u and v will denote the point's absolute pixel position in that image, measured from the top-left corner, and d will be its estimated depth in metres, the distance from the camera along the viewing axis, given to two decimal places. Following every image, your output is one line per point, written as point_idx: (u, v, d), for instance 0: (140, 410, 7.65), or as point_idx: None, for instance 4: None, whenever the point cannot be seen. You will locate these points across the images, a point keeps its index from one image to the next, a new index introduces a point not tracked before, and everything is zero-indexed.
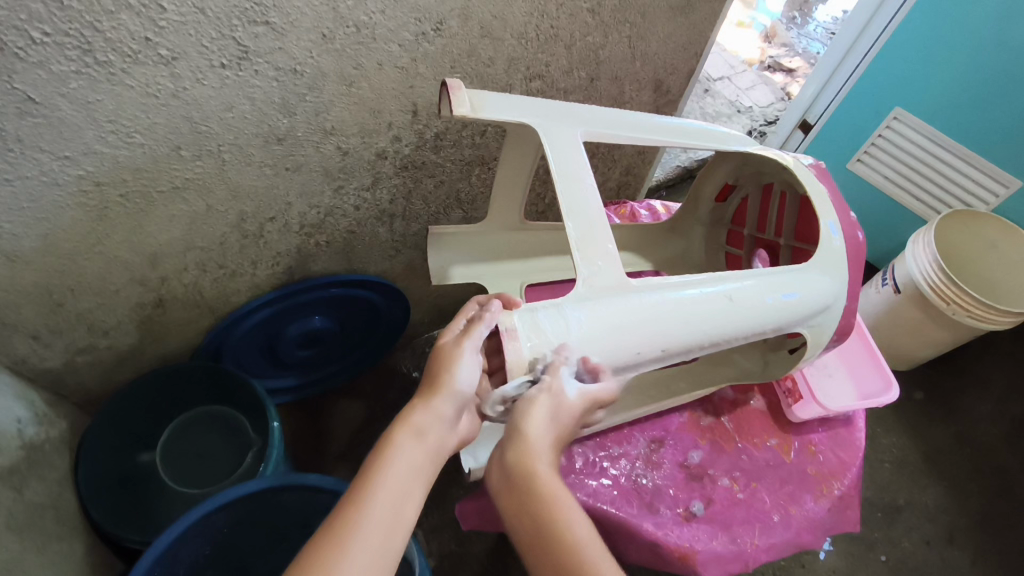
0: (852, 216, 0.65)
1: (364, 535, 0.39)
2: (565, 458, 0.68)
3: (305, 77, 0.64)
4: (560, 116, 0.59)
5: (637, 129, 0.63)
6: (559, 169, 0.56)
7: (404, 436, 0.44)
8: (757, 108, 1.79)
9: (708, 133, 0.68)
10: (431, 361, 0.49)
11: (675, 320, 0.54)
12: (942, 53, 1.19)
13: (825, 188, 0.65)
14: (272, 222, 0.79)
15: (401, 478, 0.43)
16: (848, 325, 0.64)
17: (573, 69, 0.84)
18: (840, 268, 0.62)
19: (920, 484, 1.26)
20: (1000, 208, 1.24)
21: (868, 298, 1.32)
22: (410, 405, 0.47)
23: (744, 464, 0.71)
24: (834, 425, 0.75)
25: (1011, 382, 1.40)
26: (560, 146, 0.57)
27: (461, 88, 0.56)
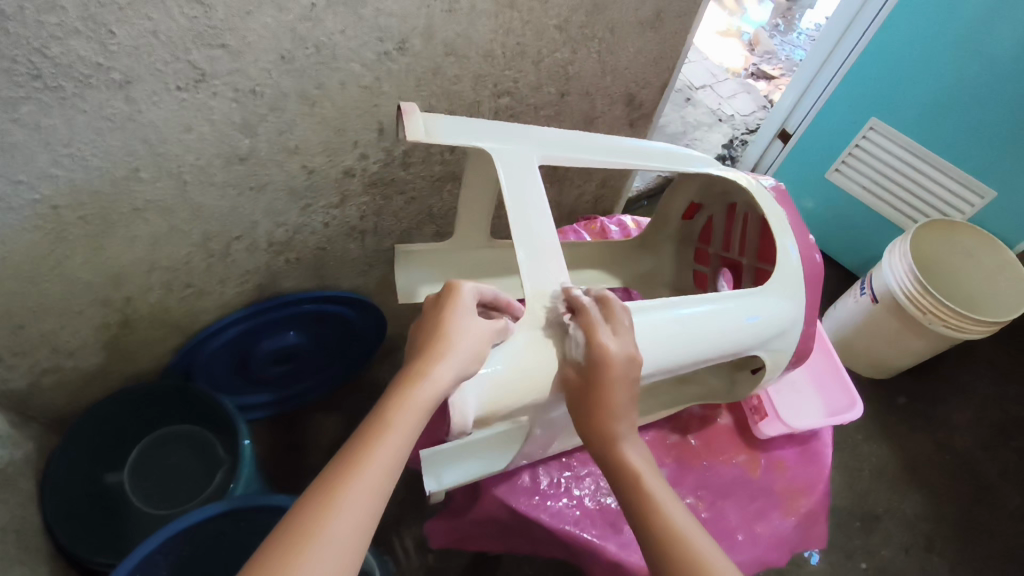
0: (810, 238, 0.65)
1: (355, 498, 0.41)
2: (530, 478, 0.67)
3: (265, 97, 0.64)
4: (517, 139, 0.59)
5: (598, 150, 0.63)
6: (513, 195, 0.55)
7: (407, 403, 0.45)
8: (738, 116, 1.79)
9: (671, 154, 0.68)
10: (437, 326, 0.49)
11: (679, 338, 0.55)
12: (917, 64, 1.19)
13: (784, 211, 0.65)
14: (238, 240, 0.78)
15: (398, 444, 0.45)
16: (806, 346, 0.64)
17: (542, 85, 0.84)
18: (798, 288, 0.62)
19: (899, 493, 1.26)
20: (975, 218, 1.25)
21: (846, 308, 1.33)
22: (414, 368, 0.47)
23: (710, 482, 0.70)
24: (802, 441, 0.74)
25: (989, 388, 1.41)
26: (515, 172, 0.56)
27: (415, 113, 0.54)
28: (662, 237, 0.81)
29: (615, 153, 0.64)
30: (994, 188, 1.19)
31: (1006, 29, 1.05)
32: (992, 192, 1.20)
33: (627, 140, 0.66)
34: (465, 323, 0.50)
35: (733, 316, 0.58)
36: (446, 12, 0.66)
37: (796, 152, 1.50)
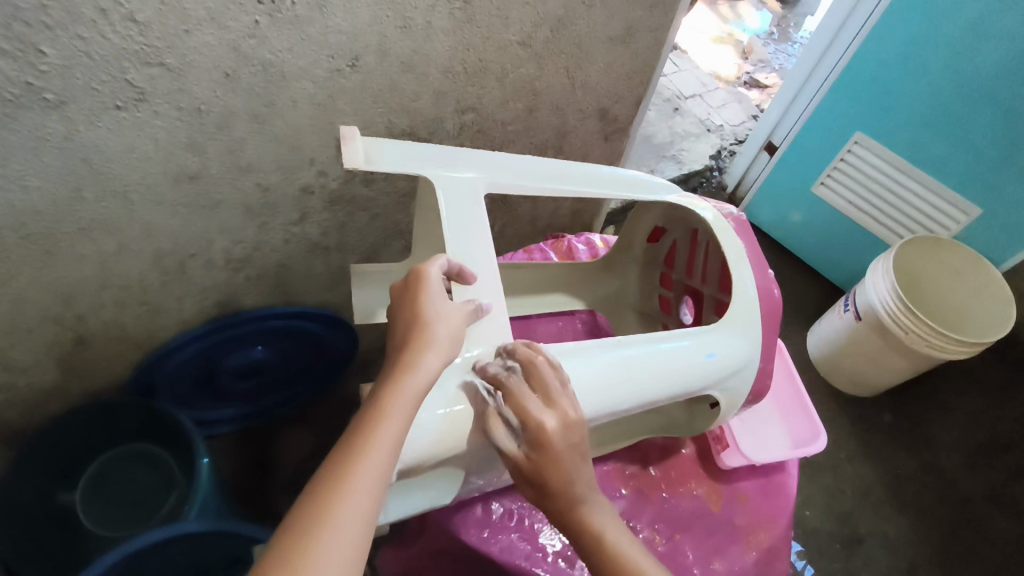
0: (769, 270, 0.65)
1: (366, 476, 0.41)
2: (483, 509, 0.66)
3: (212, 116, 0.62)
4: (463, 167, 0.58)
5: (551, 179, 0.63)
6: (453, 228, 0.55)
7: (402, 387, 0.45)
8: (727, 126, 1.76)
9: (630, 180, 0.67)
10: (417, 312, 0.49)
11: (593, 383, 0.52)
12: (903, 79, 1.17)
13: (743, 241, 0.65)
14: (194, 258, 0.77)
15: (402, 423, 0.44)
16: (763, 385, 0.63)
17: (508, 101, 0.82)
18: (752, 325, 0.61)
19: (882, 514, 1.24)
20: (961, 234, 1.23)
21: (832, 324, 1.31)
22: (404, 355, 0.47)
23: (668, 515, 0.68)
24: (765, 472, 0.73)
25: (978, 407, 1.38)
26: (457, 203, 0.55)
27: (355, 136, 0.52)
28: (629, 260, 0.81)
29: (567, 180, 0.63)
30: (979, 206, 1.17)
31: (993, 46, 1.03)
32: (978, 209, 1.17)
33: (585, 167, 0.66)
34: (443, 306, 0.50)
35: (685, 354, 0.57)
36: (400, 29, 0.65)
37: (783, 164, 1.47)
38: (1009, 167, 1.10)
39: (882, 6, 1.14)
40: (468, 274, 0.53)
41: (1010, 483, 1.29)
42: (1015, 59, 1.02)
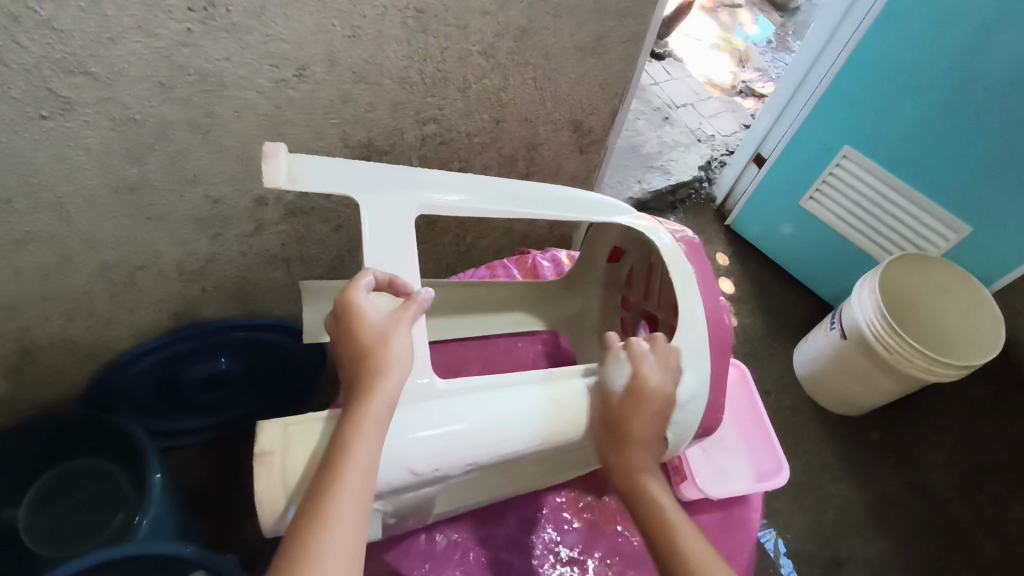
0: (721, 297, 0.64)
1: (343, 514, 0.40)
2: (424, 540, 0.66)
3: (148, 126, 0.59)
4: (396, 185, 0.56)
5: (496, 199, 0.61)
6: (377, 249, 0.52)
7: (361, 419, 0.43)
8: (720, 136, 1.72)
9: (578, 201, 0.67)
10: (360, 333, 0.47)
11: (482, 424, 0.49)
12: (891, 93, 1.13)
13: (694, 266, 0.65)
14: (143, 270, 0.75)
15: (373, 450, 0.43)
16: (715, 418, 0.61)
17: (472, 112, 0.80)
18: (701, 354, 0.59)
19: (865, 538, 1.19)
20: (951, 253, 1.19)
21: (818, 342, 1.27)
22: (359, 383, 0.45)
23: (622, 548, 0.70)
24: (729, 507, 0.73)
25: (970, 428, 1.33)
26: (384, 223, 0.53)
27: (280, 153, 0.50)
28: (589, 281, 0.82)
29: (517, 200, 0.62)
30: (969, 224, 1.13)
31: (987, 63, 0.99)
32: (968, 227, 1.14)
33: (527, 186, 0.65)
34: (386, 321, 0.48)
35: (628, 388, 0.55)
36: (348, 38, 0.62)
37: (770, 177, 1.42)
38: (1000, 186, 1.07)
39: (869, 18, 1.10)
40: (402, 284, 0.51)
41: (1000, 508, 1.24)
42: (1010, 73, 0.98)
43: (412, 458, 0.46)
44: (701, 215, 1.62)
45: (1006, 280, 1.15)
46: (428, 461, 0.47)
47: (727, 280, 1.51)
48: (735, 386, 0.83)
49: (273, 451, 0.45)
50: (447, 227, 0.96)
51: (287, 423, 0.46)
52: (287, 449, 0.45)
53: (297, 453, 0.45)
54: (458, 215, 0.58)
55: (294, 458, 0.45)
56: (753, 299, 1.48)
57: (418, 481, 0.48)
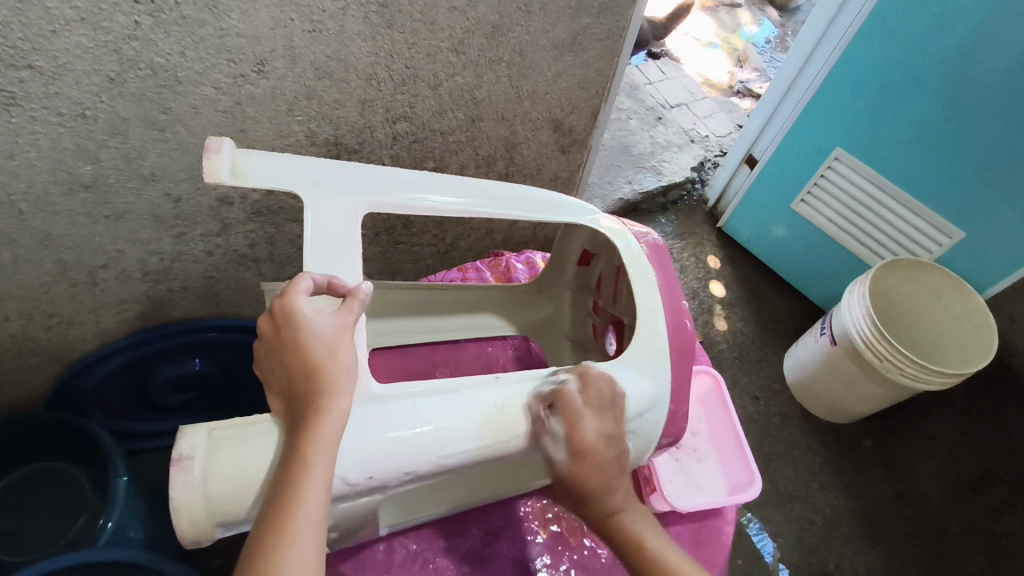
0: (683, 303, 0.65)
1: (299, 546, 0.38)
2: (383, 550, 0.66)
3: (100, 122, 0.58)
4: (344, 187, 0.54)
5: (453, 198, 0.60)
6: (319, 252, 0.50)
7: (318, 439, 0.42)
8: (713, 137, 1.70)
9: (534, 200, 0.65)
10: (303, 345, 0.44)
11: (424, 433, 0.48)
12: (886, 93, 1.10)
13: (656, 271, 0.65)
14: (104, 269, 0.73)
15: (325, 475, 0.41)
16: (679, 426, 0.61)
17: (446, 110, 0.78)
18: (661, 363, 0.59)
19: (852, 548, 1.17)
20: (943, 258, 1.17)
21: (808, 348, 1.25)
22: (310, 400, 0.43)
23: (589, 563, 0.70)
24: (700, 519, 0.74)
25: (962, 437, 1.31)
26: (328, 223, 0.51)
27: (223, 149, 0.49)
28: (561, 284, 0.81)
29: (475, 200, 0.61)
30: (963, 229, 1.10)
31: (988, 68, 0.96)
32: (960, 232, 1.11)
33: (478, 183, 0.63)
34: (332, 332, 0.45)
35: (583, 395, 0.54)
36: (309, 33, 0.60)
37: (762, 177, 1.39)
38: (995, 193, 1.04)
39: (862, 17, 1.07)
40: (340, 284, 0.48)
41: (992, 520, 1.22)
42: (1007, 74, 0.95)
43: (345, 469, 0.45)
44: (693, 216, 1.60)
45: (1000, 287, 1.13)
46: (361, 471, 0.45)
47: (718, 283, 1.48)
48: (707, 395, 0.83)
49: (193, 456, 0.43)
50: (425, 226, 0.94)
51: (212, 429, 0.45)
52: (209, 455, 0.43)
53: (220, 459, 0.43)
54: (408, 213, 0.57)
55: (216, 466, 0.43)
56: (744, 303, 1.46)
57: (352, 492, 0.47)
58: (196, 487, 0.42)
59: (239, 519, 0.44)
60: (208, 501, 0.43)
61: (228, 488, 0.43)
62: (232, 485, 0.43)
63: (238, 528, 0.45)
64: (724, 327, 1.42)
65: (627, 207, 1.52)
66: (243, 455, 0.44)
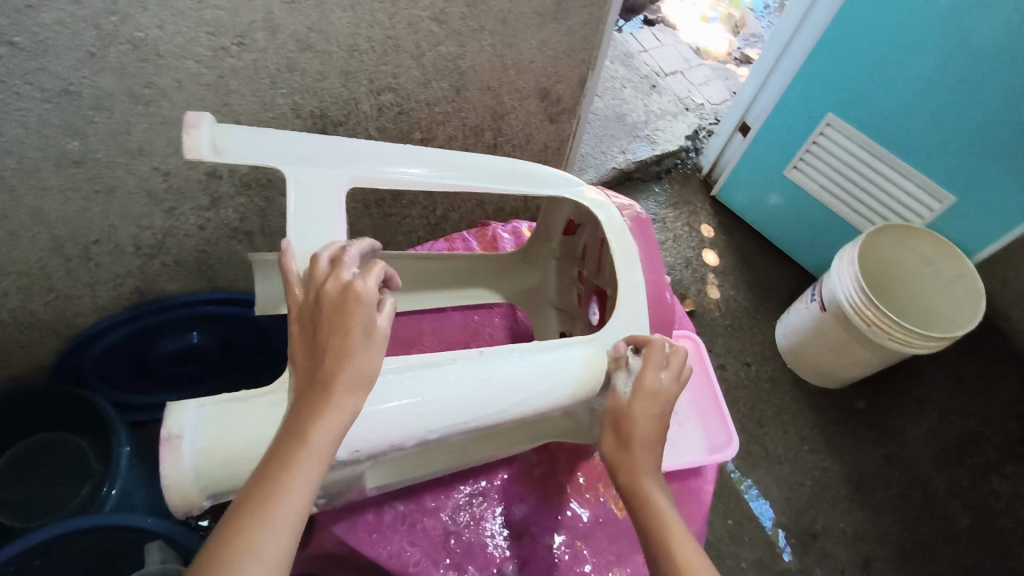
0: (664, 275, 0.67)
1: (277, 531, 0.40)
2: (374, 513, 0.68)
3: (84, 98, 0.59)
4: (327, 160, 0.55)
5: (435, 170, 0.61)
6: (303, 228, 0.51)
7: (322, 432, 0.43)
8: (708, 105, 1.69)
9: (527, 172, 0.66)
10: (345, 337, 0.45)
11: (406, 405, 0.49)
12: (877, 59, 1.09)
13: (636, 241, 0.66)
14: (98, 245, 0.74)
15: (316, 470, 0.43)
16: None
17: (430, 80, 0.78)
18: (642, 335, 0.61)
19: (840, 509, 1.20)
20: (934, 224, 1.17)
21: (798, 314, 1.26)
22: (330, 393, 0.44)
23: (573, 522, 0.73)
24: (682, 479, 0.77)
25: (952, 400, 1.32)
26: (311, 197, 0.52)
27: (203, 123, 0.50)
28: (546, 253, 0.82)
29: (457, 172, 0.62)
30: (954, 194, 1.10)
31: (978, 32, 0.95)
32: (952, 197, 1.11)
33: (471, 157, 0.64)
34: (377, 333, 0.46)
35: (566, 365, 0.57)
36: (287, 5, 0.60)
37: (755, 145, 1.39)
38: (982, 160, 1.05)
39: None
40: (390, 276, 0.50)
41: (978, 480, 1.24)
42: (996, 37, 0.94)
43: None
44: (688, 184, 1.59)
45: (989, 251, 1.13)
46: (346, 446, 0.48)
47: (711, 252, 1.49)
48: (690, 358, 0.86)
49: (182, 435, 0.44)
50: (414, 198, 0.95)
51: (200, 405, 0.46)
52: (197, 434, 0.45)
53: (208, 436, 0.45)
54: (391, 187, 0.58)
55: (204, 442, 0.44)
56: (737, 271, 1.46)
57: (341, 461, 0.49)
58: (187, 462, 0.44)
59: (230, 490, 0.46)
60: (197, 474, 0.44)
61: (218, 462, 0.45)
62: (220, 460, 0.45)
63: (227, 497, 0.47)
64: (717, 295, 1.43)
65: (620, 177, 1.52)
66: (230, 428, 0.45)
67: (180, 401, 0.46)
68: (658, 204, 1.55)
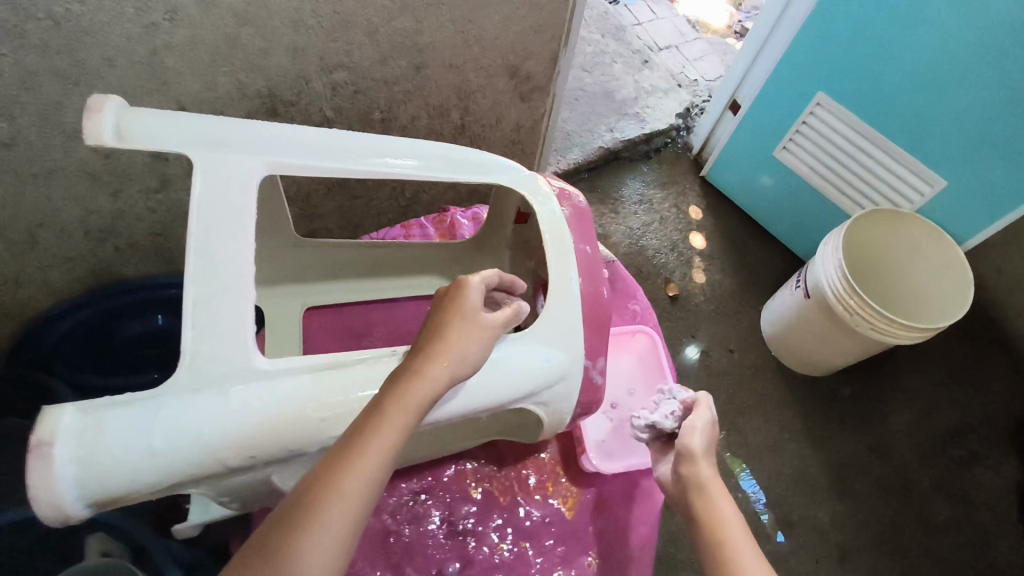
0: (604, 273, 0.65)
1: (352, 487, 0.42)
2: None
3: (8, 77, 0.56)
4: (240, 145, 0.52)
5: (359, 157, 0.58)
6: (206, 217, 0.49)
7: (411, 401, 0.46)
8: (703, 82, 1.63)
9: (464, 159, 0.63)
10: (447, 318, 0.51)
11: (302, 407, 0.47)
12: (872, 34, 1.03)
13: (573, 231, 0.65)
14: (42, 229, 0.72)
15: (398, 438, 0.45)
16: (594, 397, 0.62)
17: (387, 58, 0.74)
18: (575, 335, 0.60)
19: (818, 498, 1.19)
20: (923, 209, 1.13)
21: (784, 301, 1.23)
22: (422, 361, 0.49)
23: (517, 522, 0.76)
24: (631, 480, 0.80)
25: (940, 390, 1.29)
26: (217, 185, 0.50)
27: (104, 108, 0.49)
28: (500, 241, 0.80)
29: (383, 160, 0.59)
30: (945, 178, 1.06)
31: (979, 6, 0.90)
32: (943, 181, 1.07)
33: (403, 141, 0.61)
34: (476, 320, 0.52)
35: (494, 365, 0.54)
36: None
37: (745, 124, 1.34)
38: (977, 145, 1.00)
39: None
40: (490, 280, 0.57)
41: (962, 471, 1.22)
42: (997, 11, 0.88)
43: (224, 452, 0.45)
44: (677, 164, 1.55)
45: (980, 239, 1.09)
46: (238, 453, 0.45)
47: (698, 235, 1.45)
48: (647, 354, 0.87)
49: (53, 442, 0.41)
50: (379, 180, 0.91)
51: (80, 408, 0.43)
52: (73, 439, 0.42)
53: (85, 441, 0.42)
54: (309, 175, 0.55)
55: (80, 448, 0.41)
56: (724, 254, 1.43)
57: (236, 469, 0.47)
58: (60, 469, 0.41)
59: (111, 500, 0.43)
60: (70, 483, 0.41)
61: (95, 468, 0.42)
62: (97, 467, 0.42)
63: (108, 507, 0.44)
64: (702, 280, 1.39)
65: (607, 156, 1.49)
66: (111, 435, 0.42)
67: (57, 404, 0.43)
68: (645, 183, 1.51)
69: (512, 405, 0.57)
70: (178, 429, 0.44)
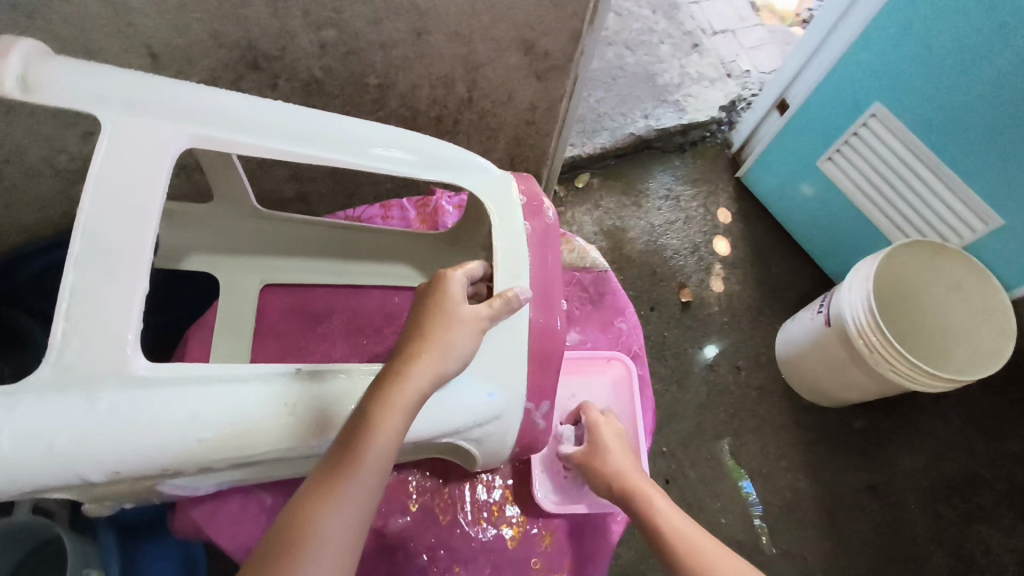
0: (560, 305, 0.62)
1: (345, 501, 0.43)
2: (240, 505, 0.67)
3: None
4: (159, 116, 0.49)
5: (293, 136, 0.55)
6: (104, 198, 0.46)
7: (393, 406, 0.46)
8: (755, 73, 1.49)
9: (409, 144, 0.60)
10: (428, 324, 0.51)
11: (181, 423, 0.45)
12: (946, 43, 0.90)
13: (532, 254, 0.62)
14: (7, 164, 0.68)
15: (388, 443, 0.45)
16: (536, 438, 0.61)
17: (382, 19, 0.67)
18: (517, 376, 0.57)
19: (804, 535, 1.12)
20: (975, 245, 1.02)
21: (802, 324, 1.13)
22: (402, 365, 0.49)
23: (453, 544, 0.73)
24: (585, 518, 0.76)
25: (960, 439, 1.19)
26: (121, 162, 0.47)
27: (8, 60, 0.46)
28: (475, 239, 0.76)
29: (319, 142, 0.56)
30: (1004, 216, 0.95)
31: None
32: (999, 219, 0.96)
33: (342, 121, 0.57)
34: (460, 321, 0.52)
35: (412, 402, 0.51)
36: None
37: (789, 127, 1.22)
38: None
39: None
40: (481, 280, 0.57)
41: (967, 528, 1.13)
42: None
43: (85, 465, 0.43)
44: (714, 161, 1.44)
45: None
46: (102, 469, 0.43)
47: (724, 240, 1.36)
48: (621, 381, 0.82)
49: None
50: None
51: None
52: None
53: None
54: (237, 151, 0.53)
55: None
56: (748, 264, 1.34)
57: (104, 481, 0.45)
58: None
59: None
60: None
61: None
62: None
63: None
64: (719, 289, 1.31)
65: (637, 144, 1.39)
66: None
67: None
68: (675, 178, 1.41)
69: (437, 438, 0.55)
70: (31, 435, 0.41)
